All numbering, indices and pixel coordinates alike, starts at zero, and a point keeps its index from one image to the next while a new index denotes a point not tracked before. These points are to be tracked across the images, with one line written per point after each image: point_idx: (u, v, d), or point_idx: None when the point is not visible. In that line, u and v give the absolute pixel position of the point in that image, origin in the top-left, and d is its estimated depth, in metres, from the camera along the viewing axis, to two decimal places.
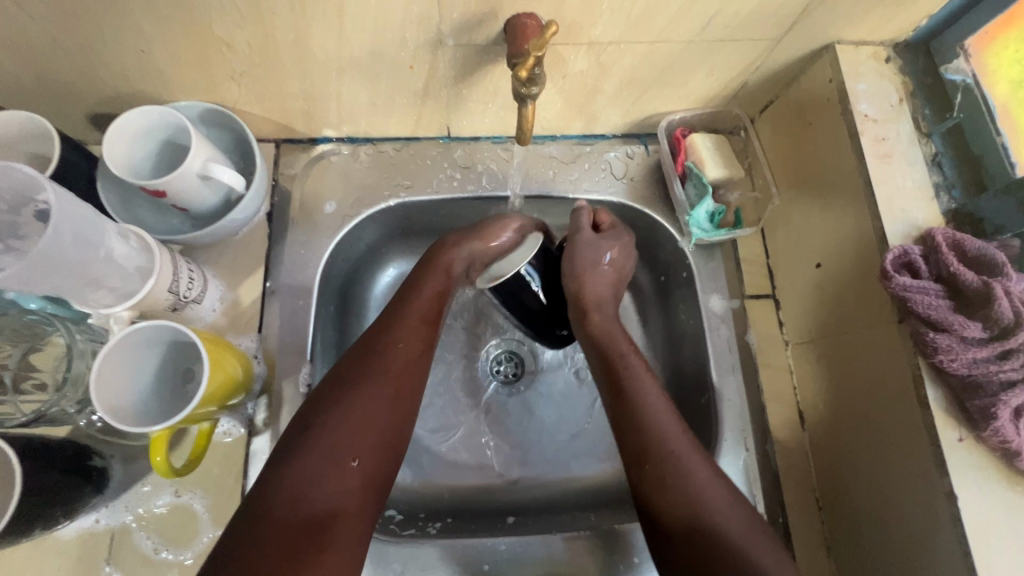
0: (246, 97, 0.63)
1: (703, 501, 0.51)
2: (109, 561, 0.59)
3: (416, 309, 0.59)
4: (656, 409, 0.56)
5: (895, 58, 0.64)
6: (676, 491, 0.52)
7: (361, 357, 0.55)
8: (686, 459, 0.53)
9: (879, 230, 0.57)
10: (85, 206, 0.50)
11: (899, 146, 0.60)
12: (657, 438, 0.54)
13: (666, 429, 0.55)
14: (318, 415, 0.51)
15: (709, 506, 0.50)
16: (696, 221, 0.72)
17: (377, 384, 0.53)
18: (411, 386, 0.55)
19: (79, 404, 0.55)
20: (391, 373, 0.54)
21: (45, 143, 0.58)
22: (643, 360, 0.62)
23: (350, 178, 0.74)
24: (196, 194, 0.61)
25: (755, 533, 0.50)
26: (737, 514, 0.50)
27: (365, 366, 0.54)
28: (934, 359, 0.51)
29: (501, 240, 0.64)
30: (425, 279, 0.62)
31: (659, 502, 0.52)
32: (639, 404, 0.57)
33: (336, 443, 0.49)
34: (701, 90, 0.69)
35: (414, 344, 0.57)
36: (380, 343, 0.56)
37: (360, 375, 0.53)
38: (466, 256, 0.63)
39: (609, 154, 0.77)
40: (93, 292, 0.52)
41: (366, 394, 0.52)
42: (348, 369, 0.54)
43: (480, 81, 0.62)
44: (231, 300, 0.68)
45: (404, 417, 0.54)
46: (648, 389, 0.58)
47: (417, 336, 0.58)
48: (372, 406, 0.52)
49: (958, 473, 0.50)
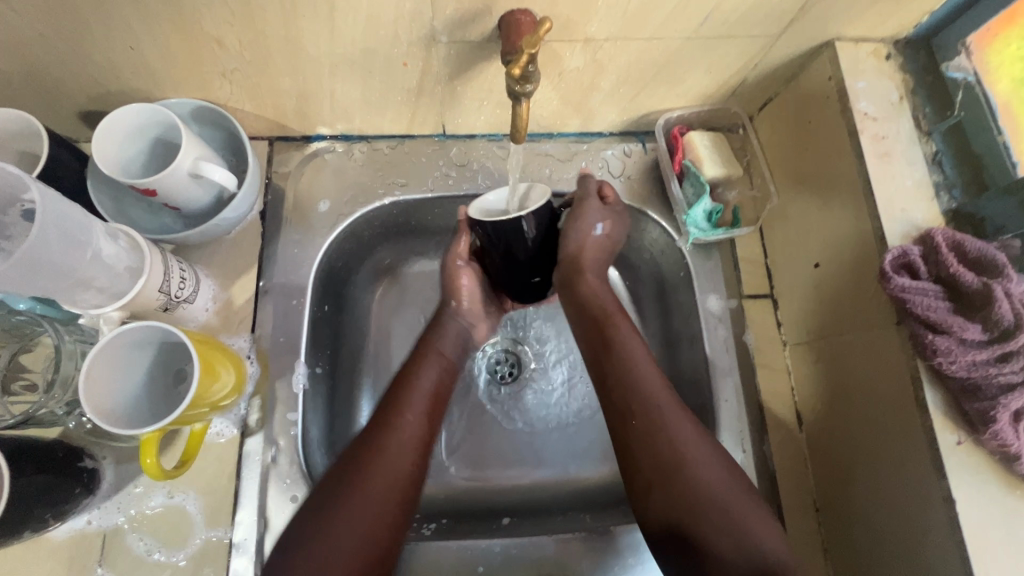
0: (238, 94, 0.62)
1: (680, 456, 0.54)
2: (101, 562, 0.58)
3: (414, 397, 0.61)
4: (643, 372, 0.59)
5: (895, 55, 0.63)
6: (658, 445, 0.55)
7: (357, 453, 0.56)
8: (669, 417, 0.56)
9: (879, 230, 0.57)
10: (72, 205, 0.49)
11: (899, 145, 0.59)
12: (641, 399, 0.57)
13: (652, 392, 0.58)
14: (310, 522, 0.52)
15: (686, 461, 0.54)
16: (694, 220, 0.71)
17: (369, 493, 0.53)
18: (405, 488, 0.56)
19: (68, 405, 0.54)
20: (385, 481, 0.55)
21: (34, 141, 0.57)
22: (634, 327, 0.64)
23: (344, 176, 0.73)
24: (187, 193, 0.60)
25: (730, 484, 0.53)
26: (714, 466, 0.54)
27: (360, 470, 0.54)
28: (933, 361, 0.50)
29: (468, 289, 0.70)
30: (422, 370, 0.64)
31: (642, 455, 0.55)
32: (626, 368, 0.60)
33: (324, 558, 0.49)
34: (699, 87, 0.68)
35: (410, 443, 0.58)
36: (376, 439, 0.57)
37: (356, 482, 0.54)
38: (456, 334, 0.69)
39: (606, 152, 0.76)
40: (82, 293, 0.51)
41: (357, 505, 0.52)
42: (344, 469, 0.55)
43: (474, 78, 0.62)
44: (224, 300, 0.68)
45: (396, 524, 0.54)
46: (636, 354, 0.61)
47: (412, 433, 0.58)
48: (362, 517, 0.52)
49: (956, 476, 0.50)
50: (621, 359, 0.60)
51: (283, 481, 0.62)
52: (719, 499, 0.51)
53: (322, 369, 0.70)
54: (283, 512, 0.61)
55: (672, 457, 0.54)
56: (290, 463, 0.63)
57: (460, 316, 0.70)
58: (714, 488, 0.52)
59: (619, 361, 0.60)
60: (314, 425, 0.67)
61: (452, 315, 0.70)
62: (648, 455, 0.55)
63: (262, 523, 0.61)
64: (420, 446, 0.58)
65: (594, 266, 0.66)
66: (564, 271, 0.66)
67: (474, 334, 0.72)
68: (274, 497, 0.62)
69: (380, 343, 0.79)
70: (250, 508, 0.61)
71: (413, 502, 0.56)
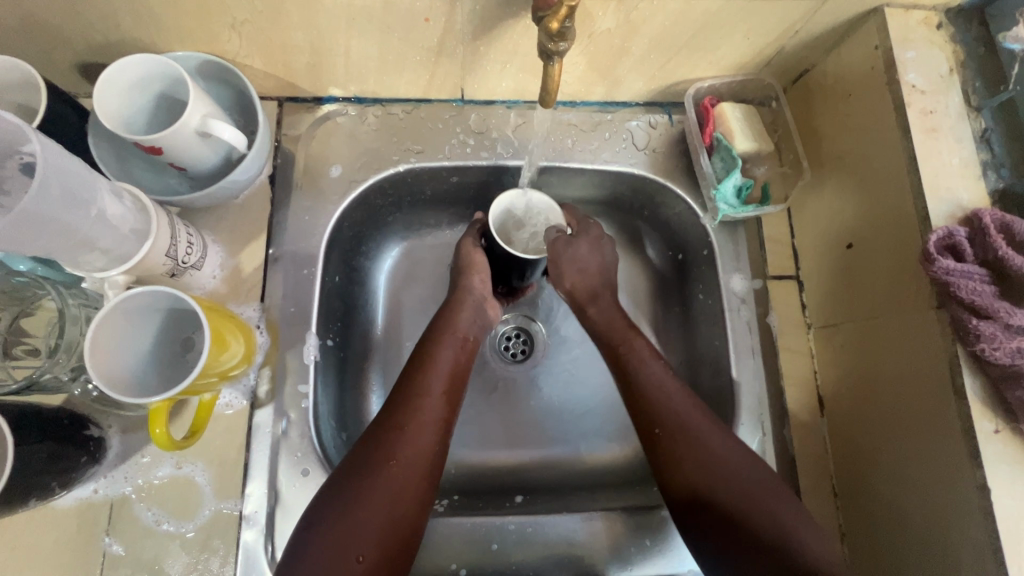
0: (248, 49, 0.59)
1: (715, 480, 0.54)
2: (108, 532, 0.57)
3: (433, 376, 0.60)
4: (674, 397, 0.59)
5: (947, 25, 0.59)
6: (687, 466, 0.55)
7: (376, 439, 0.54)
8: (708, 446, 0.55)
9: (922, 209, 0.54)
10: (73, 159, 0.46)
11: (947, 120, 0.56)
12: (679, 431, 0.57)
13: (678, 410, 0.58)
14: (332, 502, 0.51)
15: (730, 486, 0.53)
16: (723, 196, 0.67)
17: (388, 475, 0.52)
18: (430, 470, 0.55)
19: (73, 371, 0.51)
20: (407, 461, 0.54)
21: (30, 93, 0.53)
22: (649, 342, 0.64)
23: (357, 140, 0.70)
24: (195, 153, 0.57)
25: (778, 504, 0.52)
26: (773, 496, 0.52)
27: (381, 451, 0.53)
28: (975, 347, 0.49)
29: (472, 284, 0.68)
30: (439, 350, 0.62)
31: (673, 476, 0.56)
32: (660, 397, 0.59)
33: (342, 539, 0.49)
34: (735, 56, 0.65)
35: (430, 424, 0.56)
36: (395, 421, 0.55)
37: (379, 462, 0.53)
38: (470, 321, 0.66)
39: (631, 122, 0.73)
40: (86, 255, 0.49)
41: (377, 485, 0.52)
42: (364, 451, 0.54)
43: (499, 37, 0.58)
44: (231, 267, 0.65)
45: (420, 503, 0.53)
46: (664, 380, 0.60)
47: (433, 414, 0.57)
48: (384, 502, 0.51)
49: (992, 465, 0.48)
50: (650, 384, 0.60)
51: (293, 454, 0.61)
52: (788, 538, 0.50)
53: (333, 342, 0.68)
54: (293, 485, 0.60)
55: (731, 498, 0.52)
56: (301, 436, 0.61)
57: (474, 291, 0.68)
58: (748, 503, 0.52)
59: (648, 391, 0.60)
60: (325, 398, 0.66)
61: (468, 293, 0.67)
62: (706, 496, 0.53)
63: (272, 496, 0.59)
64: (441, 430, 0.57)
65: (603, 289, 0.68)
66: (575, 300, 0.69)
67: (489, 316, 0.69)
68: (283, 471, 0.60)
69: (392, 316, 0.77)
70: (260, 481, 0.60)
71: (434, 483, 0.55)
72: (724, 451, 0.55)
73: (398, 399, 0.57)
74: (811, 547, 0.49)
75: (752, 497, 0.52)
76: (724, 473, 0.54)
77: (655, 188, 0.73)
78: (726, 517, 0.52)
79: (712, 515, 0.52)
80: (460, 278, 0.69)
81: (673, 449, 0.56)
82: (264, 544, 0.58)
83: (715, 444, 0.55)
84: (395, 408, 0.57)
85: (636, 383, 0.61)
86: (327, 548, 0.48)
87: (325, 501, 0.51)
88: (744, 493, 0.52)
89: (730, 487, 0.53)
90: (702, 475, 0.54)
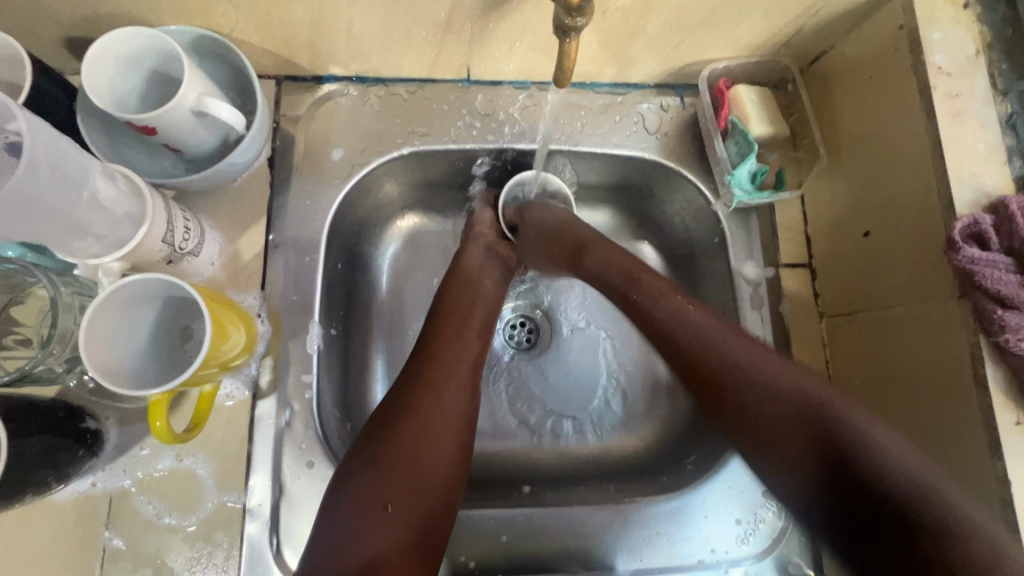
0: (243, 24, 0.55)
1: (758, 382, 0.49)
2: (108, 525, 0.56)
3: (456, 328, 0.59)
4: (694, 318, 0.54)
5: (974, 4, 0.57)
6: (729, 386, 0.50)
7: (404, 391, 0.52)
8: (732, 348, 0.51)
9: (946, 197, 0.52)
10: (63, 140, 0.43)
11: (973, 104, 0.54)
12: (729, 368, 0.50)
13: (707, 329, 0.53)
14: (358, 461, 0.48)
15: (763, 394, 0.48)
16: (738, 181, 0.65)
17: (418, 424, 0.50)
18: (462, 416, 0.53)
19: (67, 362, 0.50)
20: (435, 410, 0.51)
21: (13, 67, 0.50)
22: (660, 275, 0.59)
23: (358, 121, 0.67)
24: (191, 133, 0.54)
25: (810, 390, 0.47)
26: (803, 396, 0.47)
27: (403, 401, 0.52)
28: (1000, 338, 0.47)
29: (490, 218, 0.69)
30: (467, 304, 0.62)
31: (718, 400, 0.51)
32: (698, 341, 0.53)
33: (369, 491, 0.46)
34: (752, 34, 0.62)
35: (456, 370, 0.55)
36: (425, 372, 0.54)
37: (407, 411, 0.51)
38: (484, 252, 0.67)
39: (643, 105, 0.71)
40: (78, 240, 0.46)
41: (407, 433, 0.49)
42: (388, 406, 0.52)
43: (510, 13, 0.55)
44: (230, 254, 0.63)
45: (457, 448, 0.51)
46: (680, 311, 0.55)
47: (462, 360, 0.56)
48: (414, 449, 0.49)
49: (1011, 456, 0.48)
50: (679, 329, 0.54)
51: (298, 446, 0.59)
52: (786, 388, 0.48)
53: (336, 331, 0.67)
54: (298, 477, 0.58)
55: (777, 408, 0.47)
56: (305, 428, 0.60)
57: (483, 239, 0.68)
58: (780, 400, 0.47)
59: (684, 333, 0.53)
60: (329, 390, 0.64)
61: (476, 242, 0.67)
62: (766, 433, 0.48)
63: (277, 488, 0.58)
64: (471, 372, 0.56)
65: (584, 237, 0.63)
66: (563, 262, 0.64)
67: (506, 259, 0.68)
68: (288, 463, 0.59)
69: (394, 305, 0.74)
70: (264, 474, 0.58)
71: (470, 434, 0.53)
72: (766, 375, 0.49)
73: (424, 352, 0.56)
74: (849, 412, 0.45)
75: (788, 406, 0.47)
76: (759, 380, 0.49)
77: (666, 174, 0.71)
78: (772, 420, 0.47)
79: (763, 420, 0.48)
80: (472, 233, 0.69)
81: (709, 378, 0.51)
82: (269, 538, 0.57)
83: (792, 380, 0.48)
84: (423, 358, 0.56)
85: (673, 329, 0.54)
86: (356, 499, 0.46)
87: (353, 462, 0.49)
88: (792, 424, 0.46)
89: (780, 400, 0.47)
90: (783, 427, 0.47)
